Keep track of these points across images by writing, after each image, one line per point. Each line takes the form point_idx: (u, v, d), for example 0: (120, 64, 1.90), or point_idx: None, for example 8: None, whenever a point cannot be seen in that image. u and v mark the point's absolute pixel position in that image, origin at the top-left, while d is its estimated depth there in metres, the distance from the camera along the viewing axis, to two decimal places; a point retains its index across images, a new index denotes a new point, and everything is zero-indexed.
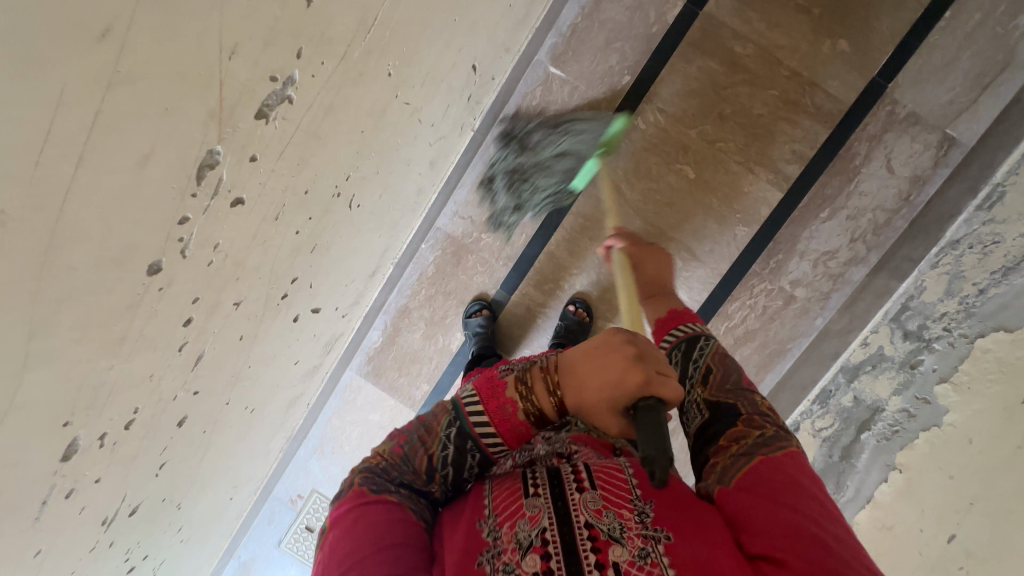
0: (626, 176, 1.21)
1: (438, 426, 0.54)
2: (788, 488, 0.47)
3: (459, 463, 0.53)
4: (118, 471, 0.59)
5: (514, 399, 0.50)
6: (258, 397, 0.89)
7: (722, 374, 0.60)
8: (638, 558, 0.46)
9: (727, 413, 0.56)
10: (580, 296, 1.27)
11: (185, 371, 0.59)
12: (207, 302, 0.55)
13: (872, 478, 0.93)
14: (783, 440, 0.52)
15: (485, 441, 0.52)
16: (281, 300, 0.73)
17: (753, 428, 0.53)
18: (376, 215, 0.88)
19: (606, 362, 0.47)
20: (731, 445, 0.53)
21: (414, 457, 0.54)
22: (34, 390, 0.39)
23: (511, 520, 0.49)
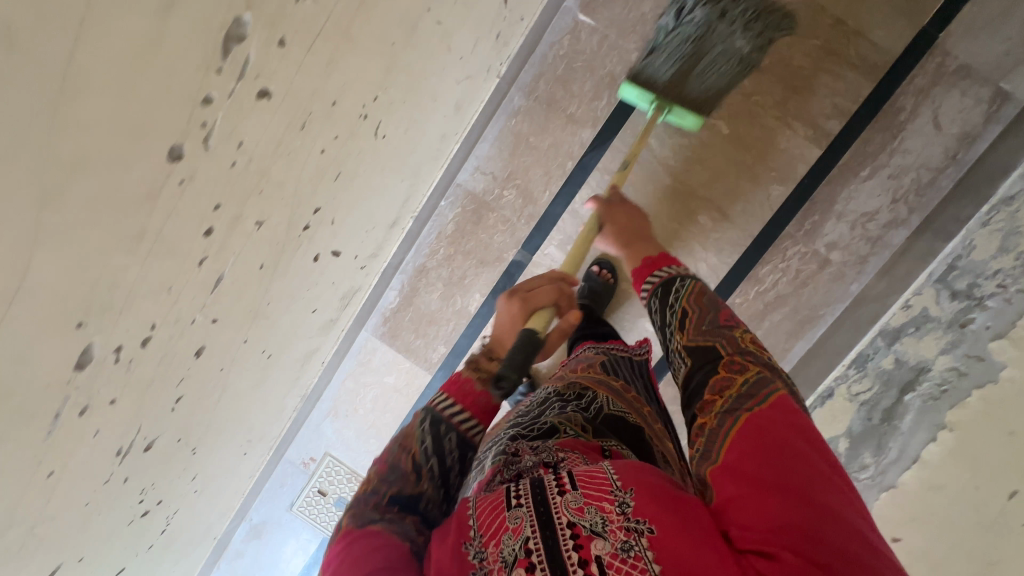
0: (656, 131, 1.16)
1: (413, 429, 0.63)
2: (776, 458, 0.48)
3: (440, 450, 0.61)
4: (133, 395, 0.56)
5: (470, 377, 0.67)
6: (275, 342, 0.85)
7: (699, 315, 0.67)
8: (621, 551, 0.45)
9: (709, 361, 0.62)
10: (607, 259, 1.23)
11: (204, 291, 0.56)
12: (229, 212, 0.51)
13: (917, 439, 0.90)
14: (767, 386, 0.56)
15: (456, 420, 0.63)
16: (302, 231, 0.69)
17: (735, 375, 0.58)
18: (400, 154, 0.84)
19: (505, 320, 0.83)
20: (716, 399, 0.57)
21: (399, 463, 0.61)
22: (44, 274, 0.36)
23: (495, 539, 0.48)
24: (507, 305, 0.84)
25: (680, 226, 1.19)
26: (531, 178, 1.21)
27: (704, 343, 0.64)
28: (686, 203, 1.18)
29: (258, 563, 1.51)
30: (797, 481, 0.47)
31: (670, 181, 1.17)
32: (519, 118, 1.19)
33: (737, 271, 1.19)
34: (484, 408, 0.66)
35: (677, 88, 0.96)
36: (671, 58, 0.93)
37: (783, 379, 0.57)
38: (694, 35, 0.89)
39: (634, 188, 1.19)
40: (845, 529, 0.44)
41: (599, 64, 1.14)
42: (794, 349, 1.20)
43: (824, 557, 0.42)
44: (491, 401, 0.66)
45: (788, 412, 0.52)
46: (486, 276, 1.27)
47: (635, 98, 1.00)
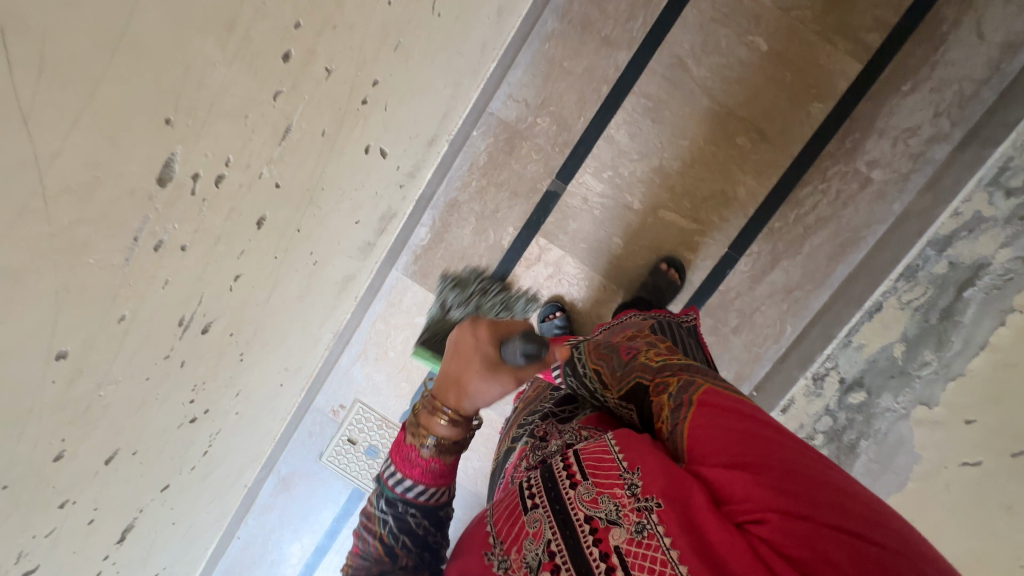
0: (694, 51, 1.14)
1: (371, 508, 0.56)
2: (733, 440, 0.46)
3: (407, 528, 0.54)
4: (202, 249, 0.54)
5: (414, 445, 0.54)
6: (322, 246, 0.83)
7: (609, 367, 0.68)
8: (636, 535, 0.44)
9: (639, 392, 0.61)
10: (667, 253, 1.23)
11: (274, 139, 0.54)
12: (307, 40, 0.49)
13: (984, 329, 0.86)
14: (691, 388, 0.54)
15: (411, 494, 0.54)
16: (361, 106, 0.67)
17: (659, 399, 0.56)
18: (449, 47, 0.81)
19: (458, 346, 0.58)
20: (661, 425, 0.55)
21: (365, 551, 0.54)
22: (144, 29, 0.34)
23: (517, 544, 0.49)
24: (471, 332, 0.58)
25: (718, 149, 1.17)
26: (565, 105, 1.19)
27: (631, 386, 0.63)
28: (724, 126, 1.16)
29: (287, 517, 1.48)
30: (758, 456, 0.44)
31: (708, 102, 1.16)
32: (552, 42, 1.17)
33: (776, 193, 1.17)
34: (444, 471, 0.55)
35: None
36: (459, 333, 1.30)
37: (700, 376, 0.57)
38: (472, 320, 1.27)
39: (671, 111, 1.17)
40: (814, 480, 0.42)
41: None
42: (836, 273, 1.18)
43: (803, 509, 0.40)
44: (446, 466, 0.55)
45: (717, 402, 0.51)
46: (520, 209, 1.25)
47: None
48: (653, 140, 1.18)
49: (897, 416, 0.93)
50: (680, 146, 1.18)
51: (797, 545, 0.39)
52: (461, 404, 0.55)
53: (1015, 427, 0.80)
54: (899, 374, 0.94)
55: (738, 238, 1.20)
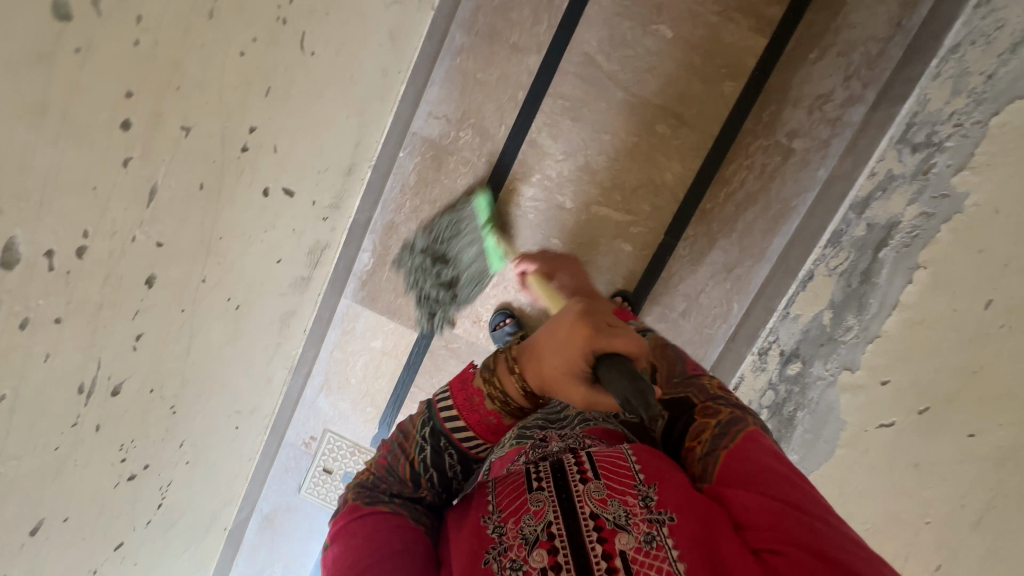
0: (602, 47, 1.15)
1: (414, 431, 0.59)
2: (761, 474, 0.48)
3: (439, 464, 0.57)
4: (82, 317, 0.55)
5: (480, 389, 0.56)
6: (241, 290, 0.84)
7: (668, 368, 0.69)
8: (645, 544, 0.45)
9: (684, 406, 0.61)
10: (619, 287, 1.25)
11: (138, 202, 0.55)
12: (147, 105, 0.50)
13: (896, 287, 0.82)
14: (741, 422, 0.56)
15: (456, 437, 0.56)
16: (240, 154, 0.67)
17: (709, 420, 0.57)
18: (338, 81, 0.82)
19: (561, 334, 0.51)
20: (695, 445, 0.56)
21: (398, 465, 0.58)
22: None
23: (516, 516, 0.48)
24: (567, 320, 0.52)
25: (640, 139, 1.18)
26: (485, 116, 1.20)
27: (677, 396, 0.63)
28: (642, 116, 1.17)
29: (277, 552, 1.49)
30: (787, 494, 0.47)
31: (624, 95, 1.17)
32: (463, 56, 1.17)
33: (703, 176, 1.18)
34: (494, 428, 0.56)
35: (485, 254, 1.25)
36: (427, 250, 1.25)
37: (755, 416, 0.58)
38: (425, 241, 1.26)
39: (588, 108, 1.18)
40: (846, 535, 0.44)
41: None
42: (772, 246, 1.19)
43: (834, 553, 0.42)
44: (502, 423, 0.56)
45: (763, 441, 0.53)
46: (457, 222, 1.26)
47: (485, 210, 1.21)
48: (575, 138, 1.19)
49: (826, 382, 0.88)
50: (603, 141, 1.19)
51: None
52: (534, 379, 0.53)
53: (924, 383, 0.78)
54: (826, 342, 0.91)
55: (673, 223, 1.22)
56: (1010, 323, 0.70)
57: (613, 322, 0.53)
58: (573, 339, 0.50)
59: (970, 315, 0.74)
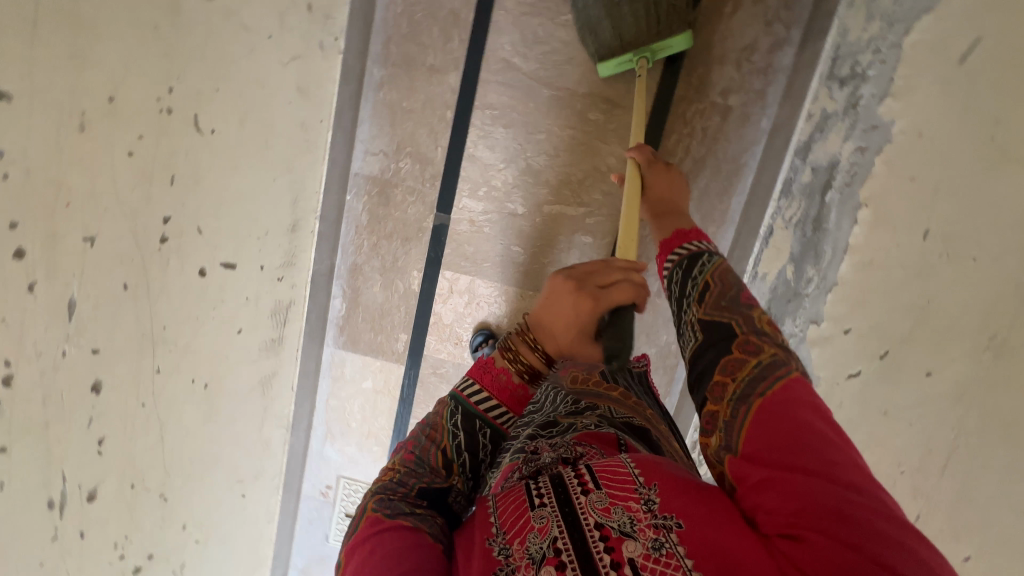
0: (517, 49, 1.13)
1: (442, 421, 0.62)
2: (793, 443, 0.43)
3: (472, 445, 0.61)
4: (28, 439, 0.58)
5: (506, 368, 0.63)
6: (206, 369, 0.86)
7: (720, 289, 0.58)
8: (653, 551, 0.41)
9: (723, 333, 0.55)
10: None
11: (57, 321, 0.57)
12: (38, 229, 0.52)
13: (845, 230, 0.78)
14: (783, 368, 0.49)
15: (490, 415, 0.62)
16: (162, 244, 0.69)
17: (749, 358, 0.51)
18: (250, 148, 0.83)
19: (565, 308, 0.61)
20: (728, 382, 0.51)
21: (429, 456, 0.59)
22: None
23: (520, 537, 0.44)
24: (570, 295, 0.61)
25: (576, 131, 1.17)
26: (419, 142, 1.19)
27: (718, 320, 0.56)
28: (573, 107, 1.15)
29: None
30: (819, 466, 0.42)
31: (550, 91, 1.15)
32: (384, 89, 1.17)
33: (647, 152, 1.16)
34: (521, 399, 0.64)
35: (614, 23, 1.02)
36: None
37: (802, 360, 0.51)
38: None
39: (518, 111, 1.16)
40: (884, 510, 0.39)
41: (437, 7, 1.13)
42: (733, 207, 1.16)
43: (858, 539, 0.37)
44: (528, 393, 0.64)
45: (807, 395, 0.47)
46: (417, 251, 1.26)
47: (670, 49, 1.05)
48: (512, 144, 1.18)
49: (799, 340, 0.84)
50: (540, 139, 1.17)
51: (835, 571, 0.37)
52: (553, 348, 0.63)
53: (883, 324, 0.71)
54: (793, 298, 0.89)
55: None
56: (947, 253, 0.64)
57: (603, 279, 0.62)
58: (577, 311, 0.61)
59: (912, 248, 0.68)
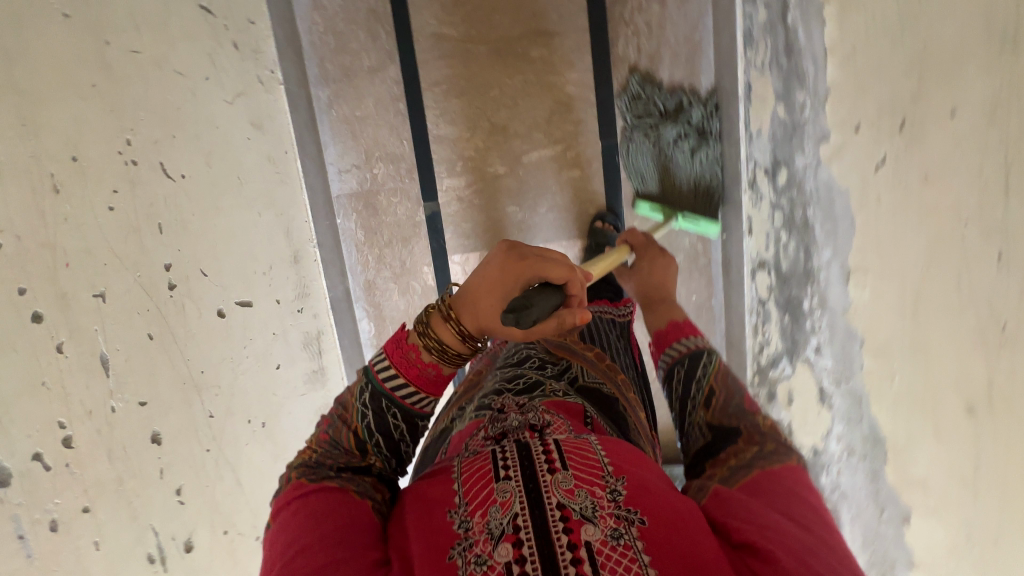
0: (442, 19, 1.14)
1: (353, 401, 0.56)
2: (785, 496, 0.47)
3: (383, 427, 0.54)
4: (109, 497, 0.59)
5: (417, 344, 0.54)
6: (258, 408, 0.87)
7: (725, 395, 0.61)
8: (611, 539, 0.39)
9: (728, 431, 0.57)
10: (599, 210, 1.21)
11: (95, 376, 0.58)
12: (46, 292, 0.54)
13: (817, 36, 0.73)
14: (784, 455, 0.52)
15: (398, 394, 0.54)
16: (171, 293, 0.71)
17: (751, 445, 0.54)
18: (223, 189, 0.85)
19: (489, 270, 0.53)
20: (728, 459, 0.53)
21: (341, 437, 0.55)
22: None
23: (481, 509, 0.42)
24: (499, 257, 0.53)
25: (525, 74, 1.16)
26: (384, 143, 1.21)
27: (726, 422, 0.58)
28: (513, 53, 1.15)
29: None
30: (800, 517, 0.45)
31: (486, 46, 1.15)
32: (335, 106, 1.19)
33: (600, 67, 1.14)
34: (436, 380, 0.55)
35: (666, 197, 1.11)
36: (694, 127, 1.06)
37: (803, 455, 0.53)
38: (631, 95, 1.13)
39: (464, 78, 1.16)
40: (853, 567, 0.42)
41: (354, 10, 1.15)
42: None
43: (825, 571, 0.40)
44: (443, 373, 0.55)
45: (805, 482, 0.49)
46: (420, 246, 1.26)
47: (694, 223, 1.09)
48: (469, 111, 1.18)
49: (813, 168, 0.78)
50: (494, 95, 1.17)
51: None
52: (471, 322, 0.53)
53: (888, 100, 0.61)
54: (794, 133, 0.83)
55: (601, 126, 1.17)
56: None
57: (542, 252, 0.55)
58: (502, 273, 0.52)
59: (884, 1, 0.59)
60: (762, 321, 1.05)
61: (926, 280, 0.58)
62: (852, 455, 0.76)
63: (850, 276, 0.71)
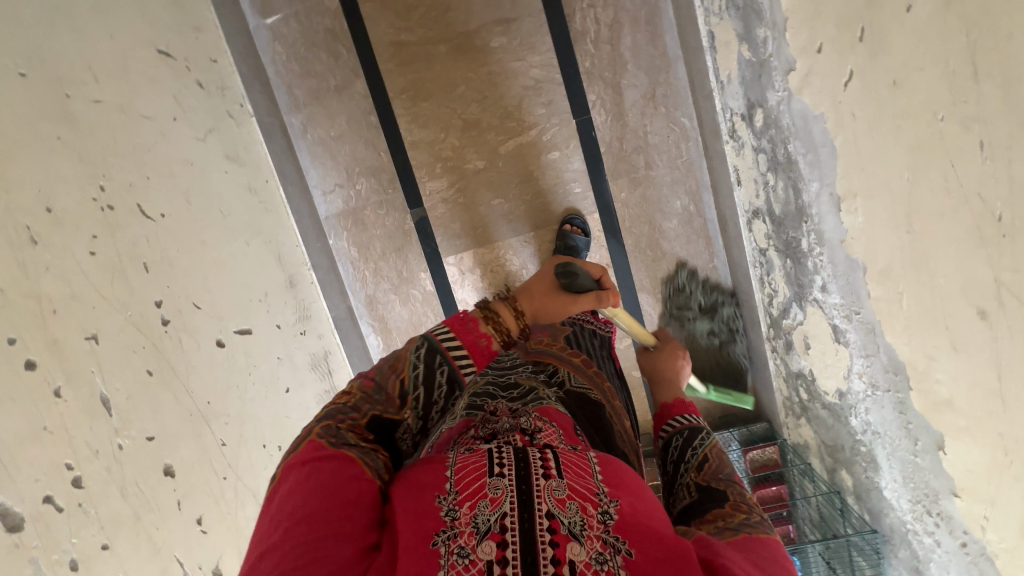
0: (398, 27, 1.15)
1: (406, 353, 0.59)
2: (771, 562, 0.41)
3: (428, 381, 0.58)
4: (128, 532, 0.60)
5: (479, 318, 0.65)
6: (271, 432, 0.88)
7: (719, 465, 0.56)
8: (596, 562, 0.36)
9: (716, 496, 0.51)
10: (569, 211, 1.21)
11: (98, 417, 0.59)
12: (37, 340, 0.55)
13: None
14: (766, 529, 0.46)
15: (454, 354, 0.60)
16: (165, 328, 0.72)
17: (738, 511, 0.48)
18: (207, 223, 0.87)
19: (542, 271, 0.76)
20: (716, 520, 0.47)
21: (387, 383, 0.56)
22: None
23: (470, 501, 0.39)
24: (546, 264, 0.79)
25: (488, 65, 1.16)
26: (362, 157, 1.22)
27: (717, 489, 0.52)
28: (473, 47, 1.15)
29: None
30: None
31: (446, 44, 1.15)
32: (310, 130, 1.21)
33: (562, 45, 1.13)
34: (486, 352, 0.63)
35: None
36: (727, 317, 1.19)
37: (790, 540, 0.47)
38: (677, 287, 1.23)
39: (429, 80, 1.17)
40: None
41: (313, 33, 1.16)
42: (669, 45, 1.11)
43: None
44: (493, 346, 0.64)
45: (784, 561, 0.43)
46: (413, 254, 1.26)
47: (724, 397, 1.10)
48: (439, 112, 1.18)
49: (786, 99, 0.75)
50: (461, 92, 1.17)
51: None
52: (530, 304, 0.71)
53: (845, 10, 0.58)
54: (762, 71, 0.81)
55: (572, 103, 1.16)
56: None
57: None
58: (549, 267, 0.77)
59: None
60: (767, 271, 1.00)
61: (914, 188, 0.55)
62: (877, 390, 0.72)
63: (841, 202, 0.68)
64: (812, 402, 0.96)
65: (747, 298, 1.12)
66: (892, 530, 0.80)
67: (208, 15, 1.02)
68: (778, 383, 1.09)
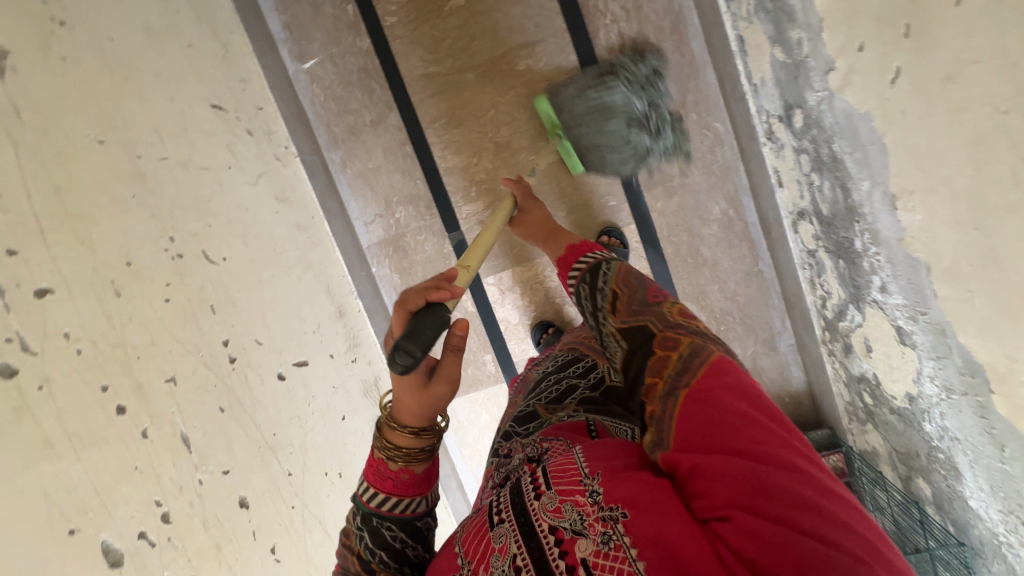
0: (428, 59, 1.19)
1: (350, 526, 0.56)
2: (720, 424, 0.45)
3: (383, 542, 0.54)
4: (211, 563, 0.64)
5: (402, 467, 0.56)
6: (330, 460, 0.91)
7: (630, 298, 0.67)
8: (602, 546, 0.43)
9: (640, 333, 0.61)
10: (606, 224, 1.22)
11: (179, 453, 0.63)
12: (127, 387, 0.60)
13: None
14: (702, 353, 0.53)
15: (384, 508, 0.55)
16: (233, 365, 0.77)
17: (670, 354, 0.55)
18: (262, 263, 0.92)
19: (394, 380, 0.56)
20: (657, 382, 0.54)
21: (349, 562, 0.55)
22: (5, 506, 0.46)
23: (486, 560, 0.48)
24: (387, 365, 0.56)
25: (516, 88, 1.18)
26: (401, 187, 1.26)
27: (636, 325, 0.63)
28: (501, 71, 1.18)
29: None
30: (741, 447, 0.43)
31: (474, 71, 1.18)
32: (349, 165, 1.26)
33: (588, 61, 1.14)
34: (414, 483, 0.57)
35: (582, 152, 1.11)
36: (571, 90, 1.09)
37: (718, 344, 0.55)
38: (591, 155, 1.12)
39: (460, 108, 1.20)
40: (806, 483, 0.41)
41: (347, 73, 1.22)
42: (696, 52, 1.11)
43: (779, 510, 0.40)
44: (417, 474, 0.57)
45: (722, 376, 0.49)
46: None
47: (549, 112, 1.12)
48: (471, 137, 1.22)
49: (827, 99, 0.74)
50: (491, 115, 1.20)
51: (765, 547, 0.38)
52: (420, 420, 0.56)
53: (889, 7, 0.57)
54: (798, 72, 0.79)
55: None
56: None
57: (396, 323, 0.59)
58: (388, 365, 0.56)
59: None
60: (818, 273, 0.97)
61: (977, 183, 0.53)
62: (952, 394, 0.69)
63: (896, 201, 0.66)
64: (878, 407, 0.91)
65: (797, 299, 1.10)
66: (982, 543, 0.74)
67: (252, 67, 1.09)
68: (839, 387, 1.05)
